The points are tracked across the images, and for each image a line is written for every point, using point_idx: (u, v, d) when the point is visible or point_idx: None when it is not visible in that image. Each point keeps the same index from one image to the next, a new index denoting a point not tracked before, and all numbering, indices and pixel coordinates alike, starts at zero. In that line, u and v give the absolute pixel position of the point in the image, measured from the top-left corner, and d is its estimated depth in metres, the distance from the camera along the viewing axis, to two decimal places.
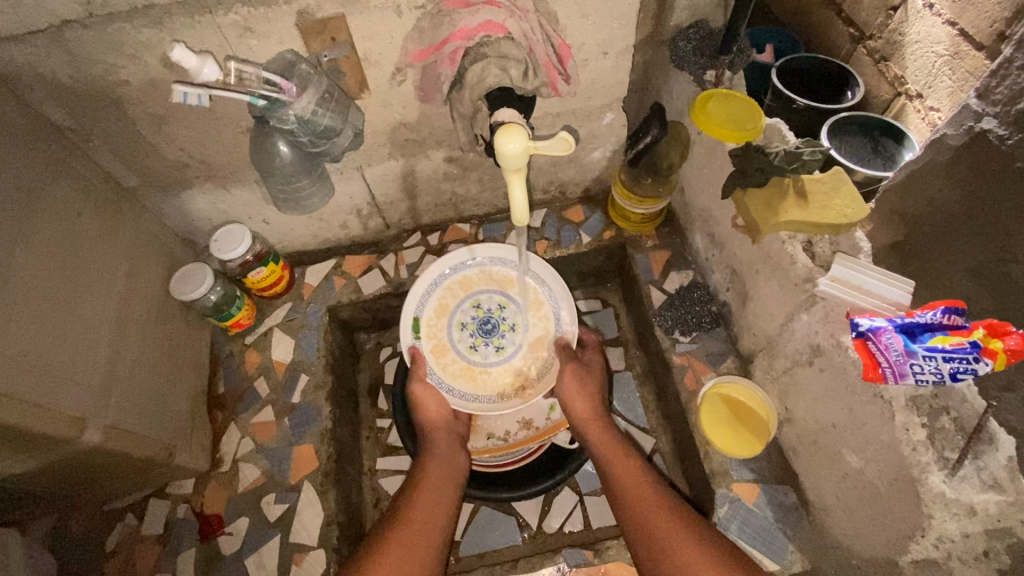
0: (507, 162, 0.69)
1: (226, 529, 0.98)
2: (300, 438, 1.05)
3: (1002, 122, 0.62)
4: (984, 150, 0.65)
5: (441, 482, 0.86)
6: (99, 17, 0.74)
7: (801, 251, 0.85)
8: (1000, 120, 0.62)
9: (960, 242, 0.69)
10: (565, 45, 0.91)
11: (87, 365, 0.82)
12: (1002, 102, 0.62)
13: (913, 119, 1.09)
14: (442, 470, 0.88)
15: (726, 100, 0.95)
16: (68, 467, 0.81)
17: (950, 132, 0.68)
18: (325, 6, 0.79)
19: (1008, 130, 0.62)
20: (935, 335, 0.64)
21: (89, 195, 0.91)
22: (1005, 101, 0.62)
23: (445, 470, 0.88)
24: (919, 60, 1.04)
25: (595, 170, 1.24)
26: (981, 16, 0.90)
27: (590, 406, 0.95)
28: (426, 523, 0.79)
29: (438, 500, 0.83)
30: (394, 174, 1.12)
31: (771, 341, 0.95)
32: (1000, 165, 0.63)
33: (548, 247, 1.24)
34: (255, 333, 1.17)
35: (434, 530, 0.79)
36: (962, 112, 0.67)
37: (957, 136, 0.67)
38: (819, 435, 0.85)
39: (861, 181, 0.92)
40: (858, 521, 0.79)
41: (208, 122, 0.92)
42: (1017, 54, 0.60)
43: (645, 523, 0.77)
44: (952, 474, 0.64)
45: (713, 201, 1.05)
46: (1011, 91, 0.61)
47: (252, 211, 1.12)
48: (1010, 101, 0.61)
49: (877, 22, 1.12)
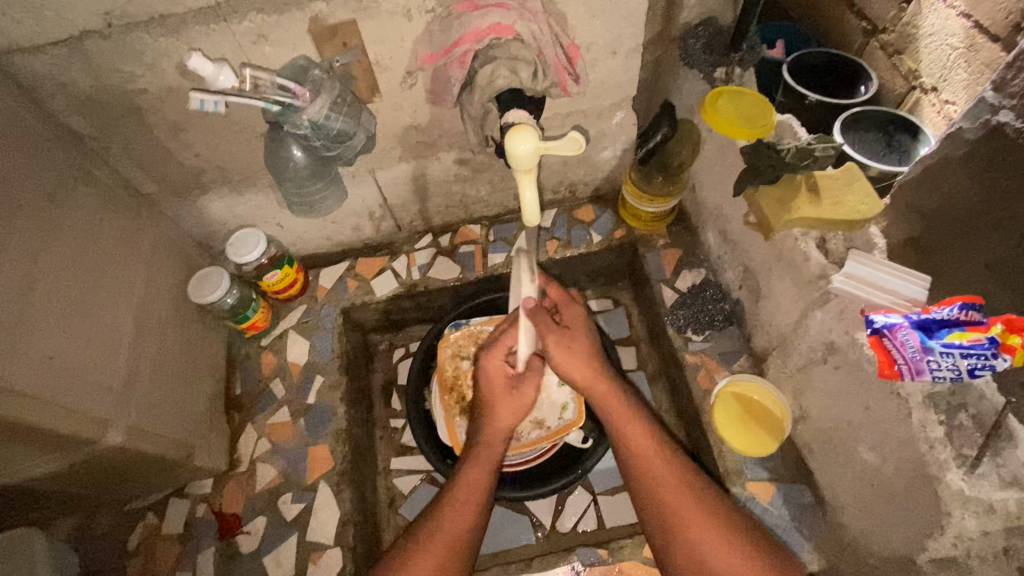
0: (517, 162, 0.69)
1: (244, 529, 1.00)
2: (316, 438, 1.06)
3: (1018, 114, 0.62)
4: (1001, 144, 0.64)
5: (477, 486, 0.79)
6: (118, 27, 0.76)
7: (814, 248, 0.84)
8: (1017, 112, 0.62)
9: (977, 237, 0.68)
10: (575, 45, 0.93)
11: (108, 368, 0.84)
12: (1019, 95, 0.62)
13: (928, 113, 1.08)
14: (485, 473, 0.81)
15: (738, 98, 0.95)
16: (92, 467, 0.83)
17: (966, 125, 0.68)
18: (337, 12, 0.80)
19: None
20: (952, 331, 0.63)
21: (109, 202, 0.93)
22: (1022, 93, 0.61)
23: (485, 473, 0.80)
24: (933, 53, 1.04)
25: (604, 169, 1.24)
26: (995, 8, 0.90)
27: (584, 360, 0.84)
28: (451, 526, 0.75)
29: (468, 502, 0.77)
30: (405, 176, 1.13)
31: (785, 339, 0.94)
32: (1018, 157, 0.62)
33: (559, 247, 1.24)
34: (270, 335, 1.18)
35: (463, 535, 0.75)
36: (977, 106, 0.66)
37: (973, 130, 0.67)
38: (834, 433, 0.84)
39: (875, 176, 0.92)
40: (876, 520, 0.78)
41: (223, 127, 0.93)
42: None
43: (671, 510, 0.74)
44: (971, 471, 0.64)
45: (724, 199, 1.05)
46: None
47: (267, 215, 1.14)
48: None
49: (889, 15, 1.12)
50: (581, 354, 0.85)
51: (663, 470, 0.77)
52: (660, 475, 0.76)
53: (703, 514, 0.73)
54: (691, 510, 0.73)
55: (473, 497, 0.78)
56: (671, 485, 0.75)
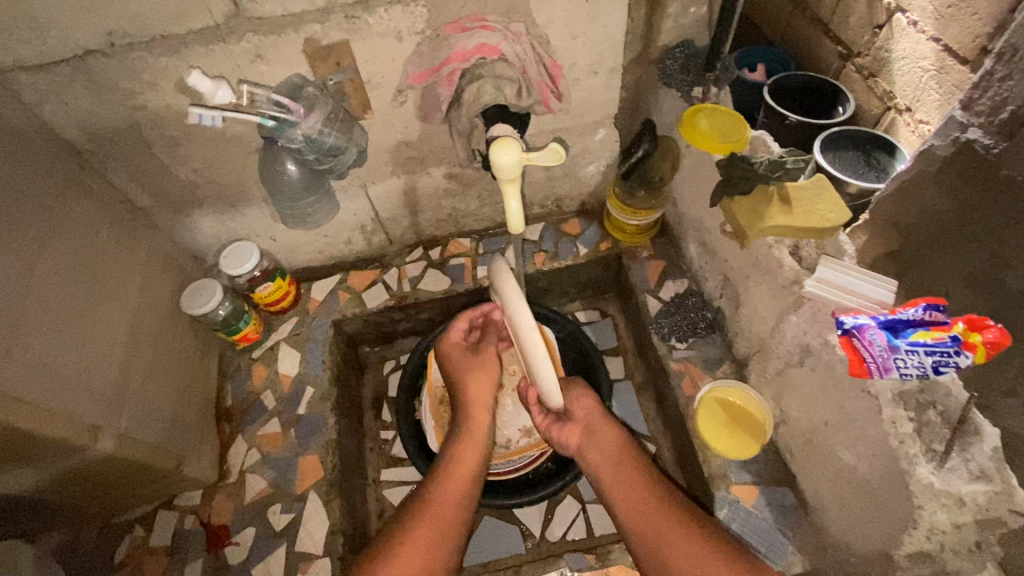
0: (501, 172, 0.73)
1: (233, 540, 0.99)
2: (307, 449, 1.07)
3: (987, 131, 0.66)
4: (971, 159, 0.68)
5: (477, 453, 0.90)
6: (121, 47, 0.79)
7: (787, 255, 0.88)
8: (984, 131, 0.66)
9: (953, 248, 0.73)
10: (558, 66, 0.98)
11: (100, 376, 0.85)
12: (985, 113, 0.66)
13: (904, 132, 1.23)
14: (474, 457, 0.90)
15: (714, 114, 0.99)
16: (80, 476, 0.83)
17: (938, 143, 0.72)
18: (330, 33, 0.85)
19: (993, 139, 0.66)
20: (917, 330, 0.66)
21: (106, 214, 0.95)
22: (988, 111, 0.66)
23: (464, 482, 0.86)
24: (906, 75, 1.18)
25: (590, 184, 1.29)
26: (964, 32, 1.01)
27: (590, 410, 0.96)
28: (439, 513, 0.81)
29: (463, 478, 0.86)
30: (396, 191, 1.17)
31: (764, 344, 0.97)
32: (988, 173, 0.67)
33: (546, 258, 1.28)
34: (262, 347, 1.20)
35: (451, 514, 0.81)
36: (948, 124, 0.71)
37: (944, 147, 0.71)
38: (812, 434, 0.86)
39: (854, 193, 1.01)
40: (855, 519, 0.79)
41: (219, 142, 0.97)
42: (995, 68, 0.64)
43: (654, 527, 0.79)
44: (940, 465, 0.66)
45: (703, 211, 1.08)
46: (992, 102, 0.65)
47: (260, 229, 1.17)
48: (993, 111, 0.65)
49: (863, 40, 1.27)
50: (590, 407, 0.97)
51: (650, 494, 0.83)
52: (642, 499, 0.82)
53: (688, 533, 0.77)
54: (679, 527, 0.78)
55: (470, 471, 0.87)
56: (652, 509, 0.81)
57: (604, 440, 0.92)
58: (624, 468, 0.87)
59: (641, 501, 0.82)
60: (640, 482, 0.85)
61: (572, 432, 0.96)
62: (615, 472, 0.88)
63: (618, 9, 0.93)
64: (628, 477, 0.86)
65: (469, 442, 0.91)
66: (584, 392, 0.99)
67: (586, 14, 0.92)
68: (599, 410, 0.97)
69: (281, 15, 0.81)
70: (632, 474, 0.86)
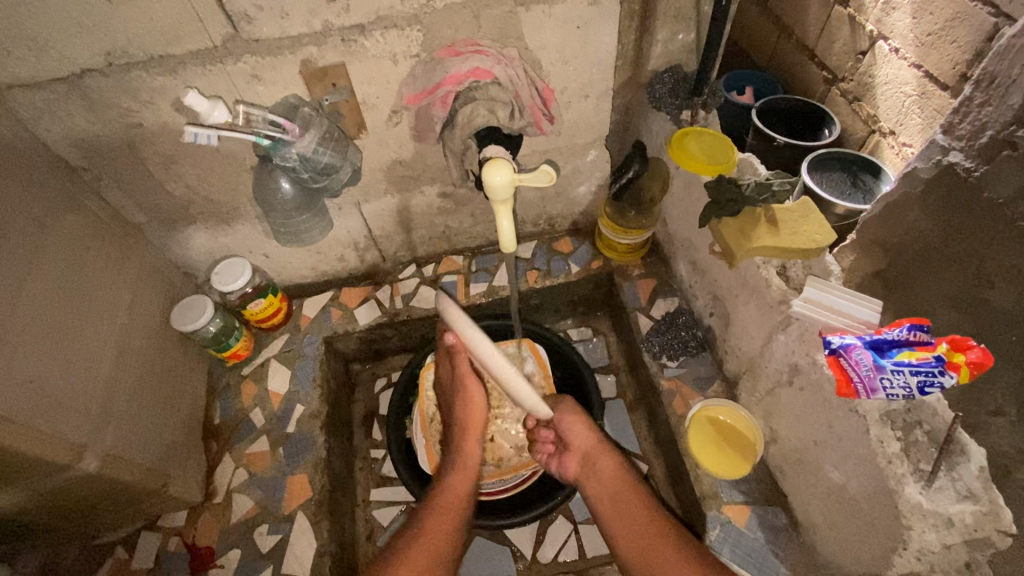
0: (493, 193, 0.74)
1: (217, 562, 0.97)
2: (295, 468, 1.06)
3: (968, 155, 0.68)
4: (952, 181, 0.70)
5: (468, 479, 0.93)
6: (118, 67, 0.80)
7: (775, 275, 0.89)
8: (965, 154, 0.68)
9: (937, 270, 0.74)
10: (548, 89, 1.01)
11: (85, 394, 0.84)
12: (966, 137, 0.68)
13: (888, 154, 1.27)
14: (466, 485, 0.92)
15: (702, 138, 1.02)
16: (60, 496, 0.82)
17: (920, 165, 0.74)
18: (327, 55, 0.86)
19: (974, 163, 0.67)
20: (902, 350, 0.68)
21: (97, 230, 0.95)
22: (968, 136, 0.68)
23: (455, 516, 0.87)
24: (889, 99, 1.22)
25: (582, 204, 1.31)
26: (943, 59, 1.06)
27: (589, 440, 0.96)
28: (433, 535, 0.84)
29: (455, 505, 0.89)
30: (390, 209, 1.18)
31: (753, 363, 0.97)
32: (970, 196, 0.68)
33: (539, 277, 1.29)
34: (252, 364, 1.19)
35: (445, 542, 0.84)
36: (930, 148, 0.72)
37: (927, 169, 0.73)
38: (801, 453, 0.87)
39: (842, 213, 1.06)
40: (846, 539, 0.79)
41: (214, 160, 0.97)
42: (974, 94, 0.66)
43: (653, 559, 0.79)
44: (928, 485, 0.66)
45: (692, 231, 1.10)
46: (972, 127, 0.67)
47: (254, 246, 1.17)
48: (973, 136, 0.67)
49: (847, 66, 1.31)
50: (587, 435, 0.96)
51: (648, 526, 0.83)
52: (640, 531, 0.83)
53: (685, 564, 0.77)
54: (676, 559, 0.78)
55: (462, 498, 0.90)
56: (652, 541, 0.81)
57: (604, 471, 0.92)
58: (623, 501, 0.88)
59: (640, 531, 0.83)
60: (640, 514, 0.85)
61: (570, 461, 0.96)
62: (614, 505, 0.88)
63: (609, 35, 0.96)
64: (627, 507, 0.87)
65: (461, 470, 0.93)
66: (581, 419, 0.97)
67: (576, 39, 0.94)
68: (598, 440, 0.96)
69: (278, 37, 0.82)
70: (631, 505, 0.87)
